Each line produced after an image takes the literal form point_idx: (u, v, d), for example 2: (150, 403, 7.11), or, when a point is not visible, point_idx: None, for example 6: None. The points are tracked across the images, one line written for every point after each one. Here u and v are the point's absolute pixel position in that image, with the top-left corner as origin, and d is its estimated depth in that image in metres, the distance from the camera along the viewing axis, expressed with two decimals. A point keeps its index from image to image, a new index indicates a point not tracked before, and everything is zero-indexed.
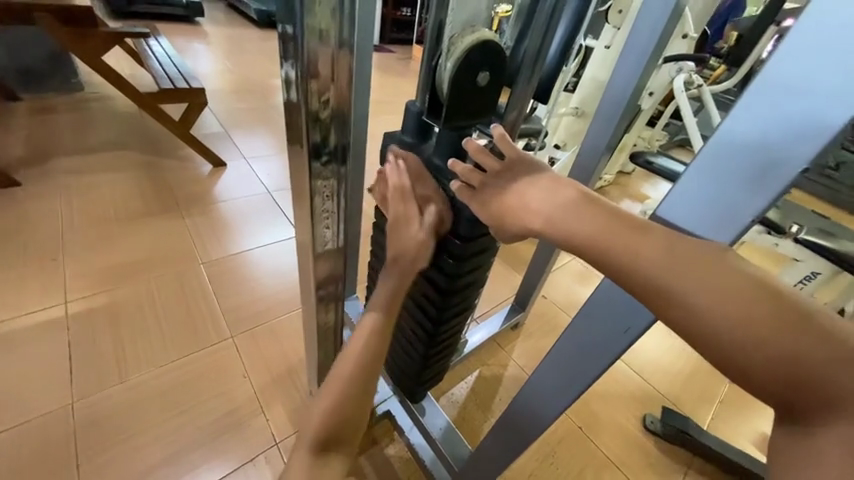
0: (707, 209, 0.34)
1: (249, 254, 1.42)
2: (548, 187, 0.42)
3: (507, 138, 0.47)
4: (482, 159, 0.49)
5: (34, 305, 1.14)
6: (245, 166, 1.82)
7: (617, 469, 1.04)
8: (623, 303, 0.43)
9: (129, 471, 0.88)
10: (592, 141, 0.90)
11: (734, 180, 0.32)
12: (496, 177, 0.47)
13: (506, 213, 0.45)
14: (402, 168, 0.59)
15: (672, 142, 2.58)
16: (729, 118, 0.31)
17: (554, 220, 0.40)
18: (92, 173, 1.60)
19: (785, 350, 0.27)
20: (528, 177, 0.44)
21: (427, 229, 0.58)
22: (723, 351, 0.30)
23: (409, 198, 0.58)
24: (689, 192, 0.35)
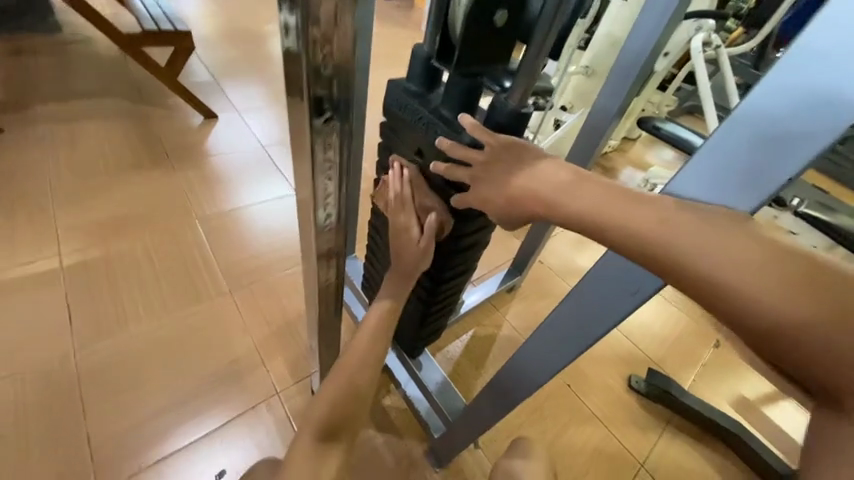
0: (719, 185, 0.34)
1: (246, 210, 1.39)
2: (544, 169, 0.41)
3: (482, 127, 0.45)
4: (465, 152, 0.47)
5: (28, 255, 1.13)
6: (239, 118, 1.74)
7: (600, 423, 1.10)
8: (629, 271, 0.42)
9: (135, 415, 0.92)
10: (607, 100, 0.84)
11: (750, 156, 0.32)
12: (489, 164, 0.46)
13: (513, 196, 0.43)
14: (406, 179, 0.61)
15: (681, 108, 2.49)
16: (754, 91, 0.31)
17: (563, 199, 0.38)
18: (76, 121, 1.52)
19: (798, 318, 0.27)
20: (524, 152, 0.43)
21: (427, 234, 0.61)
22: (737, 314, 0.29)
23: (409, 206, 0.61)
24: (703, 167, 0.34)
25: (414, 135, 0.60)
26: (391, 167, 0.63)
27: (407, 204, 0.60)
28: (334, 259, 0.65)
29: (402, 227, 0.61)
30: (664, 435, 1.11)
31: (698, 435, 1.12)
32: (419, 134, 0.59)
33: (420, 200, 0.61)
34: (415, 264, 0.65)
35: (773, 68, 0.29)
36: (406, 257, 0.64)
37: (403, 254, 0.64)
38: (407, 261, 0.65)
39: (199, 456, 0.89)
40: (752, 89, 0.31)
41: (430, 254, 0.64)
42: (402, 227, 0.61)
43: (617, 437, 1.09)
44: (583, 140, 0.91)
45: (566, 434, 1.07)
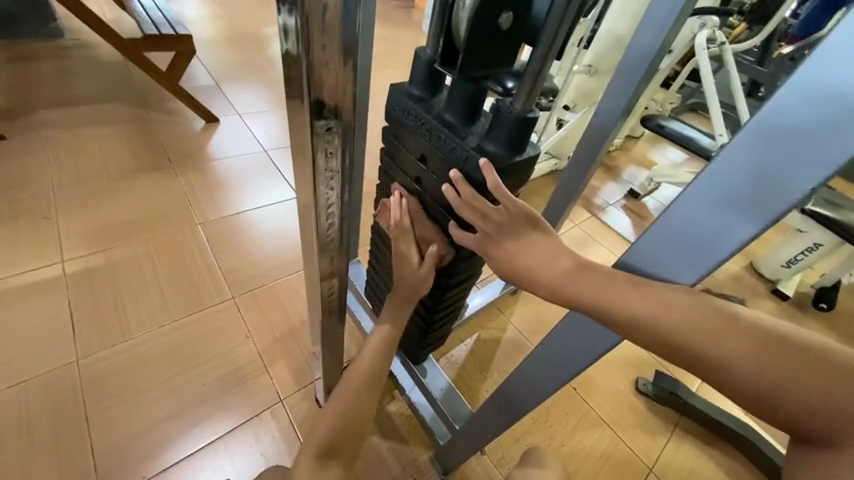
0: (732, 199, 0.32)
1: (247, 215, 1.39)
2: (546, 251, 0.44)
3: (503, 188, 0.44)
4: (480, 205, 0.48)
5: (31, 263, 1.13)
6: (239, 122, 1.74)
7: (607, 427, 1.09)
8: (652, 257, 0.40)
9: (139, 423, 0.91)
10: (612, 100, 0.82)
11: (766, 169, 0.30)
12: (498, 228, 0.47)
13: (514, 270, 0.46)
14: (405, 209, 0.64)
15: (684, 105, 2.47)
16: (772, 99, 0.29)
17: (563, 285, 0.41)
18: (78, 128, 1.52)
19: (766, 375, 0.33)
20: (529, 231, 0.45)
21: (427, 266, 0.63)
22: (720, 370, 0.34)
23: (409, 237, 0.63)
24: (715, 180, 0.33)
25: (417, 141, 0.59)
26: (392, 195, 0.66)
27: (407, 233, 0.63)
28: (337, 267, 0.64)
29: (404, 257, 0.64)
30: (673, 438, 1.10)
31: (707, 438, 1.11)
32: (422, 140, 0.58)
33: (420, 231, 0.64)
34: (416, 289, 0.66)
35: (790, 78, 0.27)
36: (407, 284, 0.66)
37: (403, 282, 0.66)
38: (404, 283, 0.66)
39: (204, 464, 0.89)
40: (771, 97, 0.29)
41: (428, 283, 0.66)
42: (403, 255, 0.63)
43: (625, 441, 1.07)
44: (588, 141, 0.90)
45: (573, 438, 1.06)
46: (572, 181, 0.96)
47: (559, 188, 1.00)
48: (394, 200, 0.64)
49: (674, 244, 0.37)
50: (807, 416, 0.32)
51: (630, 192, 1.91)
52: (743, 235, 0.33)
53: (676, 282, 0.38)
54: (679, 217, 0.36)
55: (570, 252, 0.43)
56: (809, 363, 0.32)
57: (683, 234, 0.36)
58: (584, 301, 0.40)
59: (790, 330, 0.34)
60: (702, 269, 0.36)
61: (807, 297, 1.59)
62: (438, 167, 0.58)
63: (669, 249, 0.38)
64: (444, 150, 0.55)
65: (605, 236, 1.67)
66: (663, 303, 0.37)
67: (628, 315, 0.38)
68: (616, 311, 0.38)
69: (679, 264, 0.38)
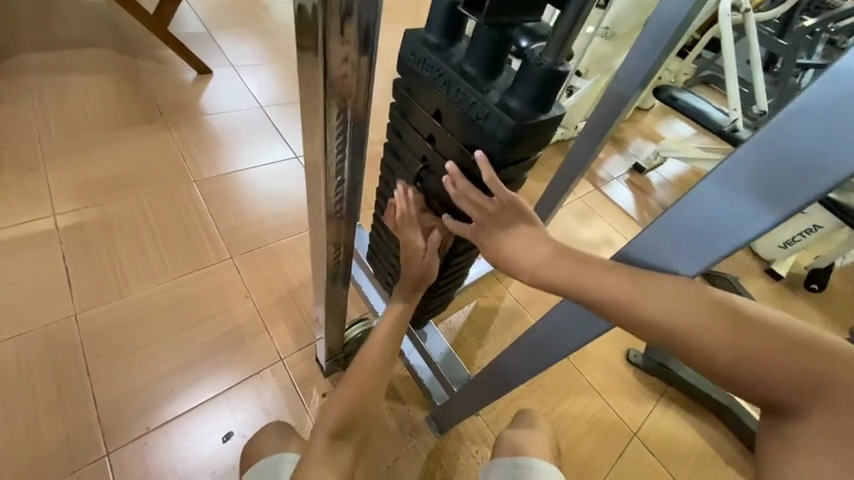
0: (750, 188, 0.32)
1: (243, 174, 1.34)
2: (530, 238, 0.46)
3: (498, 182, 0.46)
4: (475, 195, 0.50)
5: (21, 215, 1.09)
6: (233, 75, 1.64)
7: (595, 393, 1.13)
8: (660, 246, 0.39)
9: (140, 377, 0.93)
10: (638, 58, 0.76)
11: (790, 160, 0.29)
12: (489, 218, 0.49)
13: (500, 261, 0.48)
14: (411, 198, 0.66)
15: (698, 77, 2.38)
16: (806, 91, 0.27)
17: (541, 271, 0.44)
18: (61, 73, 1.43)
19: (787, 381, 0.33)
20: (517, 224, 0.47)
21: (432, 249, 0.66)
22: (741, 374, 0.34)
23: (415, 223, 0.66)
24: (736, 169, 0.32)
25: (432, 95, 0.55)
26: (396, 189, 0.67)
27: (413, 222, 0.65)
28: (340, 242, 0.65)
29: (411, 244, 0.66)
30: (658, 406, 1.14)
31: (689, 407, 1.15)
32: (438, 94, 0.54)
33: (422, 219, 0.67)
34: (423, 273, 0.70)
35: (838, 62, 0.26)
36: (415, 268, 0.68)
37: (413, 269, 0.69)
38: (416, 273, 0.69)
39: (206, 417, 0.91)
40: (818, 78, 0.27)
41: (435, 266, 0.69)
42: (410, 241, 0.66)
43: (612, 408, 1.12)
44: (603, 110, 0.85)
45: (563, 403, 1.10)
46: (581, 153, 0.92)
47: (567, 160, 0.96)
48: (399, 192, 0.66)
49: (685, 234, 0.37)
50: (793, 395, 0.33)
51: (635, 167, 1.87)
52: (763, 223, 0.32)
53: (677, 272, 0.39)
54: (697, 204, 0.35)
55: (550, 240, 0.45)
56: (787, 345, 0.33)
57: (698, 221, 0.36)
58: (596, 277, 0.41)
59: (772, 315, 0.35)
60: (705, 261, 0.37)
61: (800, 278, 1.62)
62: (454, 125, 0.55)
63: (682, 236, 0.37)
64: (463, 105, 0.52)
65: (607, 210, 1.66)
66: (652, 286, 0.38)
67: (640, 304, 0.38)
68: (626, 289, 0.39)
69: (682, 255, 0.38)
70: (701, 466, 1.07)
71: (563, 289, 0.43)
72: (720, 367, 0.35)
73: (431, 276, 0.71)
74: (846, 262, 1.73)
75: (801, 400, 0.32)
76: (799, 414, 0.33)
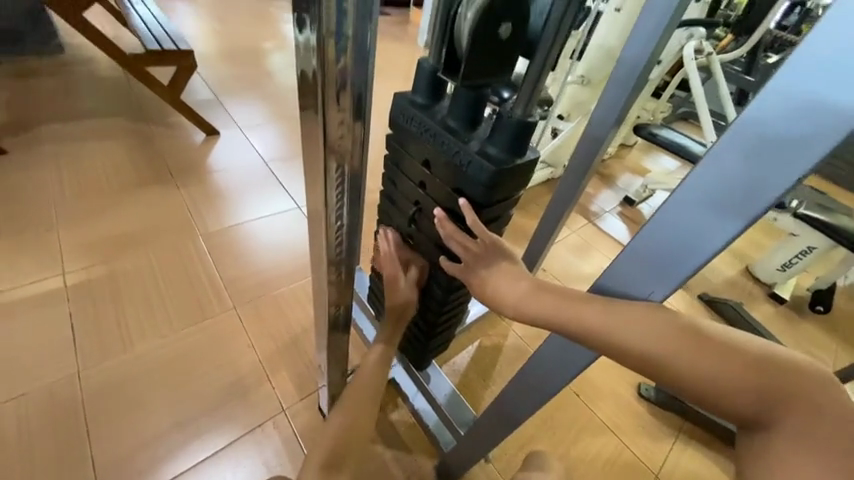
0: (707, 207, 0.34)
1: (247, 225, 1.39)
2: (514, 276, 0.49)
3: (480, 224, 0.51)
4: (460, 238, 0.55)
5: (31, 276, 1.12)
6: (239, 135, 1.76)
7: (609, 432, 1.09)
8: (635, 268, 0.41)
9: (138, 436, 0.90)
10: (604, 111, 0.84)
11: (737, 178, 0.32)
12: (475, 258, 0.54)
13: (487, 297, 0.51)
14: (392, 240, 0.74)
15: (675, 115, 2.53)
16: (740, 117, 0.30)
17: (524, 307, 0.46)
18: (80, 142, 1.54)
19: (764, 402, 0.34)
20: (500, 262, 0.51)
21: (410, 284, 0.73)
22: (721, 397, 0.35)
23: (395, 260, 0.73)
24: (692, 191, 0.34)
25: (421, 146, 0.61)
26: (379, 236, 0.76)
27: (394, 260, 0.72)
28: (338, 291, 0.68)
29: (392, 280, 0.72)
30: (676, 442, 1.09)
31: (709, 442, 1.10)
32: (426, 145, 0.60)
33: (402, 256, 0.74)
34: (403, 309, 0.75)
35: (761, 91, 0.29)
36: (395, 305, 0.74)
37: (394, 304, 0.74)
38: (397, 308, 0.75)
39: (205, 475, 0.88)
40: (744, 108, 0.30)
41: (413, 303, 0.75)
42: (391, 276, 0.72)
43: (629, 447, 1.07)
44: (583, 150, 0.91)
45: (576, 444, 1.06)
46: (568, 190, 0.97)
47: (555, 197, 1.01)
48: (381, 236, 0.75)
49: (656, 256, 0.39)
50: (775, 415, 0.33)
51: (625, 200, 1.94)
52: (719, 242, 0.35)
53: (652, 296, 0.40)
54: (657, 230, 0.38)
55: (530, 276, 0.49)
56: (756, 367, 0.34)
57: (660, 246, 0.38)
58: (578, 307, 0.43)
59: (740, 338, 0.36)
60: (678, 279, 0.38)
61: (803, 300, 1.61)
62: (442, 171, 0.60)
63: (649, 262, 0.39)
64: (448, 154, 0.57)
65: (601, 243, 1.70)
66: (629, 309, 0.40)
67: (619, 333, 0.39)
68: (606, 316, 0.41)
69: (657, 276, 0.39)
70: None
71: (549, 321, 0.44)
72: (704, 391, 0.36)
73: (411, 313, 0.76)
74: (847, 282, 1.72)
75: (786, 414, 0.33)
76: (786, 431, 0.33)
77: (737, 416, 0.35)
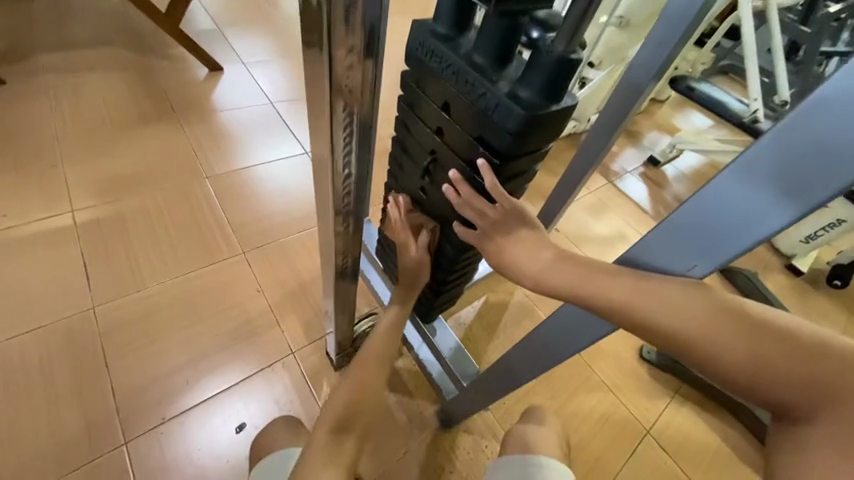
0: (766, 185, 0.30)
1: (255, 170, 1.35)
2: (535, 244, 0.47)
3: (500, 189, 0.49)
4: (478, 204, 0.53)
5: (41, 212, 1.12)
6: (244, 71, 1.65)
7: (607, 390, 1.12)
8: (669, 247, 0.38)
9: (156, 369, 0.95)
10: (647, 55, 0.75)
11: (810, 155, 0.27)
12: (492, 225, 0.52)
13: (502, 265, 0.49)
14: (402, 206, 0.74)
15: (715, 67, 2.30)
16: (830, 82, 0.25)
17: (546, 275, 0.44)
18: (78, 73, 1.46)
19: (797, 386, 0.32)
20: (519, 229, 0.49)
21: (421, 249, 0.72)
22: (750, 380, 0.33)
23: (405, 225, 0.72)
24: (751, 166, 0.30)
25: (441, 86, 0.55)
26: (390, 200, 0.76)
27: (403, 225, 0.72)
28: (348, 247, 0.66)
29: (402, 243, 0.72)
30: (672, 403, 1.12)
31: (704, 405, 1.13)
32: (447, 85, 0.53)
33: (413, 220, 0.73)
34: (414, 274, 0.75)
35: None
36: (406, 270, 0.75)
37: (406, 269, 0.75)
38: (409, 277, 0.76)
39: (220, 407, 0.93)
40: (838, 70, 0.25)
41: (426, 267, 0.74)
42: (403, 244, 0.72)
43: (625, 405, 1.10)
44: (617, 100, 0.82)
45: (574, 400, 1.09)
46: (594, 146, 0.90)
47: (578, 153, 0.94)
48: (392, 202, 0.74)
49: (695, 234, 0.35)
50: (805, 400, 0.31)
51: (649, 160, 1.82)
52: (778, 222, 0.31)
53: (686, 273, 0.37)
54: (707, 202, 0.34)
55: (553, 246, 0.46)
56: (794, 350, 0.32)
57: (707, 220, 0.34)
58: (603, 276, 0.40)
59: (781, 318, 0.33)
60: (717, 261, 0.35)
61: (822, 273, 1.56)
62: (463, 117, 0.54)
63: (692, 236, 0.36)
64: (472, 96, 0.51)
65: (620, 205, 1.63)
66: (662, 287, 0.37)
67: (645, 306, 0.37)
68: (632, 287, 0.38)
69: (693, 256, 0.36)
70: (716, 465, 1.04)
71: (570, 288, 0.42)
72: (731, 372, 0.34)
73: (422, 280, 0.77)
74: None
75: (819, 400, 0.31)
76: (817, 416, 0.31)
77: (764, 398, 0.33)
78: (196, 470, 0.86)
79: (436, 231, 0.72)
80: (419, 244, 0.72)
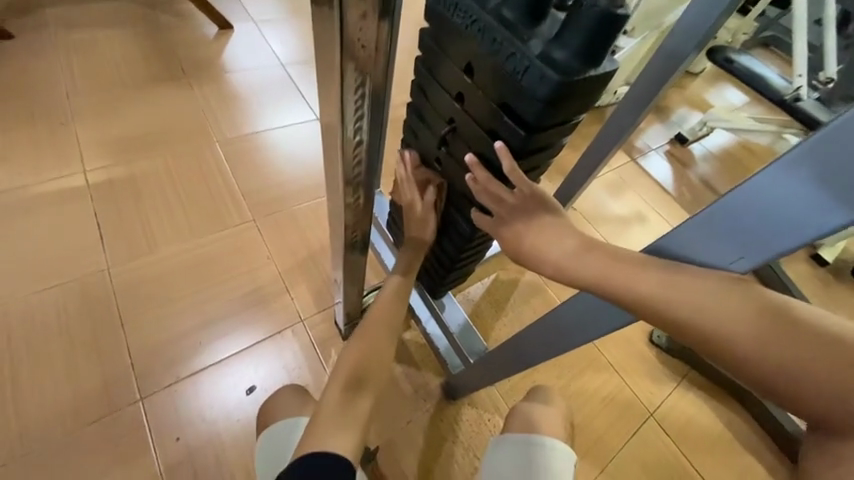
0: (824, 180, 0.27)
1: (265, 135, 1.32)
2: (557, 231, 0.45)
3: (518, 172, 0.48)
4: (496, 188, 0.52)
5: (55, 171, 1.12)
6: (254, 30, 1.58)
7: (613, 372, 1.11)
8: (705, 240, 0.35)
9: (170, 330, 0.97)
10: (695, 15, 0.65)
11: None
12: (511, 211, 0.50)
13: (520, 252, 0.47)
14: (408, 161, 0.70)
15: (758, 38, 2.12)
16: None
17: (567, 264, 0.42)
18: (85, 27, 1.41)
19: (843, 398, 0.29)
20: (539, 215, 0.47)
21: (427, 206, 0.71)
22: (790, 388, 0.30)
23: (411, 181, 0.70)
24: (808, 157, 0.27)
25: (464, 45, 0.50)
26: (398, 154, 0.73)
27: (410, 180, 0.70)
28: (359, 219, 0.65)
29: (408, 200, 0.71)
30: (678, 388, 1.11)
31: (712, 391, 1.12)
32: (472, 44, 0.49)
33: (419, 174, 0.70)
34: (421, 227, 0.74)
35: None
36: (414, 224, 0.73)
37: (413, 224, 0.74)
38: (417, 230, 0.74)
39: (232, 369, 0.96)
40: None
41: (432, 221, 0.73)
42: (408, 202, 0.71)
43: (631, 387, 1.10)
44: (654, 70, 0.74)
45: (579, 380, 1.09)
46: (623, 121, 0.82)
47: (605, 129, 0.87)
48: (399, 159, 0.71)
49: (736, 229, 0.33)
50: None
51: (677, 137, 1.72)
52: (833, 223, 0.27)
53: (726, 268, 0.34)
54: (749, 197, 0.31)
55: (575, 233, 0.43)
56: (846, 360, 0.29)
57: (752, 216, 0.31)
58: (631, 268, 0.37)
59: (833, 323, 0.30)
60: (759, 259, 0.32)
61: (847, 265, 1.48)
62: (488, 82, 0.50)
63: (729, 232, 0.33)
64: (500, 58, 0.46)
65: (641, 184, 1.56)
66: (696, 283, 0.34)
67: (676, 303, 0.34)
68: (663, 280, 0.36)
69: (732, 251, 0.34)
70: (718, 450, 1.05)
71: (594, 277, 0.39)
72: (768, 378, 0.31)
73: (430, 236, 0.76)
74: None
75: None
76: None
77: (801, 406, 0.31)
78: (209, 426, 0.89)
79: (451, 209, 0.71)
80: (426, 200, 0.70)
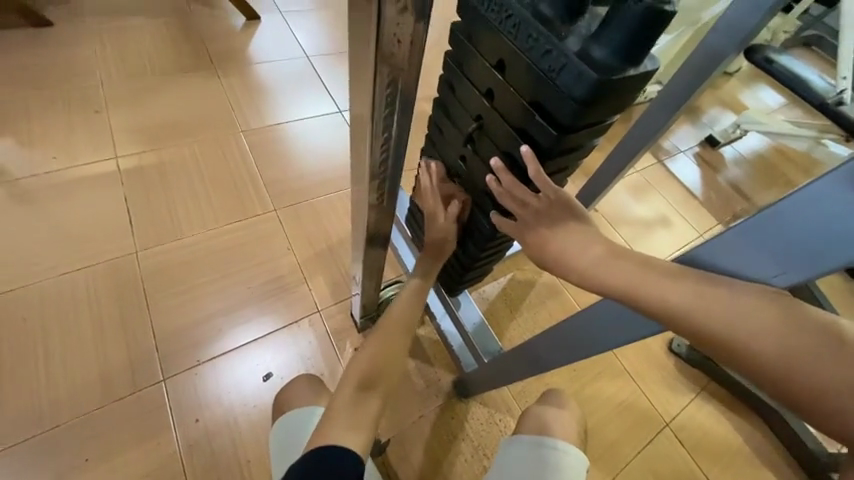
0: None
1: (288, 127, 1.34)
2: (583, 237, 0.43)
3: (544, 176, 0.46)
4: (520, 192, 0.51)
5: (89, 156, 1.17)
6: (281, 22, 1.59)
7: (629, 378, 1.09)
8: (748, 251, 0.33)
9: (192, 314, 1.01)
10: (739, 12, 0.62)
11: None
12: (536, 215, 0.49)
13: (543, 256, 0.46)
14: (434, 173, 0.70)
15: (799, 37, 2.01)
16: None
17: (593, 270, 0.41)
18: (119, 17, 1.45)
19: None
20: (565, 220, 0.46)
21: (451, 218, 0.70)
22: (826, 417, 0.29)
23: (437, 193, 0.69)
24: None
25: (497, 41, 0.49)
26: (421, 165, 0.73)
27: (435, 192, 0.69)
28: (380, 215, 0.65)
29: (431, 210, 0.69)
30: (696, 399, 1.08)
31: (731, 404, 1.09)
32: (505, 40, 0.48)
33: (444, 188, 0.71)
34: (442, 239, 0.72)
35: None
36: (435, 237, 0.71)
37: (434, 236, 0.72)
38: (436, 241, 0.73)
39: (250, 355, 0.98)
40: None
41: (453, 236, 0.72)
42: (431, 211, 0.69)
43: (646, 395, 1.07)
44: (690, 68, 0.71)
45: (593, 385, 1.07)
46: (652, 122, 0.79)
47: (632, 130, 0.84)
48: (424, 169, 0.71)
49: (785, 241, 0.31)
50: None
51: (707, 139, 1.66)
52: None
53: (765, 282, 0.33)
54: (803, 208, 0.29)
55: (602, 240, 0.42)
56: None
57: (806, 228, 0.30)
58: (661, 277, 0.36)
59: None
60: (807, 274, 0.31)
61: None
62: (520, 79, 0.49)
63: (777, 245, 0.31)
64: (534, 55, 0.45)
65: (667, 187, 1.51)
66: (732, 298, 0.33)
67: (708, 317, 0.33)
68: (695, 292, 0.34)
69: (777, 264, 0.32)
70: (735, 464, 1.02)
71: (620, 285, 0.38)
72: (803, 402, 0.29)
73: (449, 247, 0.75)
74: None
75: None
76: None
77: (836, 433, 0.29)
78: (227, 409, 0.92)
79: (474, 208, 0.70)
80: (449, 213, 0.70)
